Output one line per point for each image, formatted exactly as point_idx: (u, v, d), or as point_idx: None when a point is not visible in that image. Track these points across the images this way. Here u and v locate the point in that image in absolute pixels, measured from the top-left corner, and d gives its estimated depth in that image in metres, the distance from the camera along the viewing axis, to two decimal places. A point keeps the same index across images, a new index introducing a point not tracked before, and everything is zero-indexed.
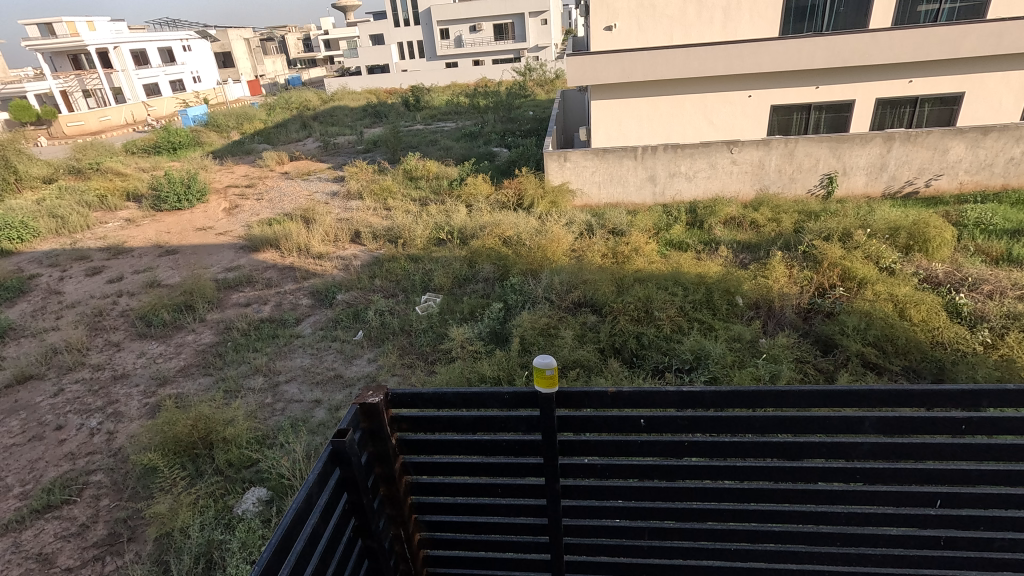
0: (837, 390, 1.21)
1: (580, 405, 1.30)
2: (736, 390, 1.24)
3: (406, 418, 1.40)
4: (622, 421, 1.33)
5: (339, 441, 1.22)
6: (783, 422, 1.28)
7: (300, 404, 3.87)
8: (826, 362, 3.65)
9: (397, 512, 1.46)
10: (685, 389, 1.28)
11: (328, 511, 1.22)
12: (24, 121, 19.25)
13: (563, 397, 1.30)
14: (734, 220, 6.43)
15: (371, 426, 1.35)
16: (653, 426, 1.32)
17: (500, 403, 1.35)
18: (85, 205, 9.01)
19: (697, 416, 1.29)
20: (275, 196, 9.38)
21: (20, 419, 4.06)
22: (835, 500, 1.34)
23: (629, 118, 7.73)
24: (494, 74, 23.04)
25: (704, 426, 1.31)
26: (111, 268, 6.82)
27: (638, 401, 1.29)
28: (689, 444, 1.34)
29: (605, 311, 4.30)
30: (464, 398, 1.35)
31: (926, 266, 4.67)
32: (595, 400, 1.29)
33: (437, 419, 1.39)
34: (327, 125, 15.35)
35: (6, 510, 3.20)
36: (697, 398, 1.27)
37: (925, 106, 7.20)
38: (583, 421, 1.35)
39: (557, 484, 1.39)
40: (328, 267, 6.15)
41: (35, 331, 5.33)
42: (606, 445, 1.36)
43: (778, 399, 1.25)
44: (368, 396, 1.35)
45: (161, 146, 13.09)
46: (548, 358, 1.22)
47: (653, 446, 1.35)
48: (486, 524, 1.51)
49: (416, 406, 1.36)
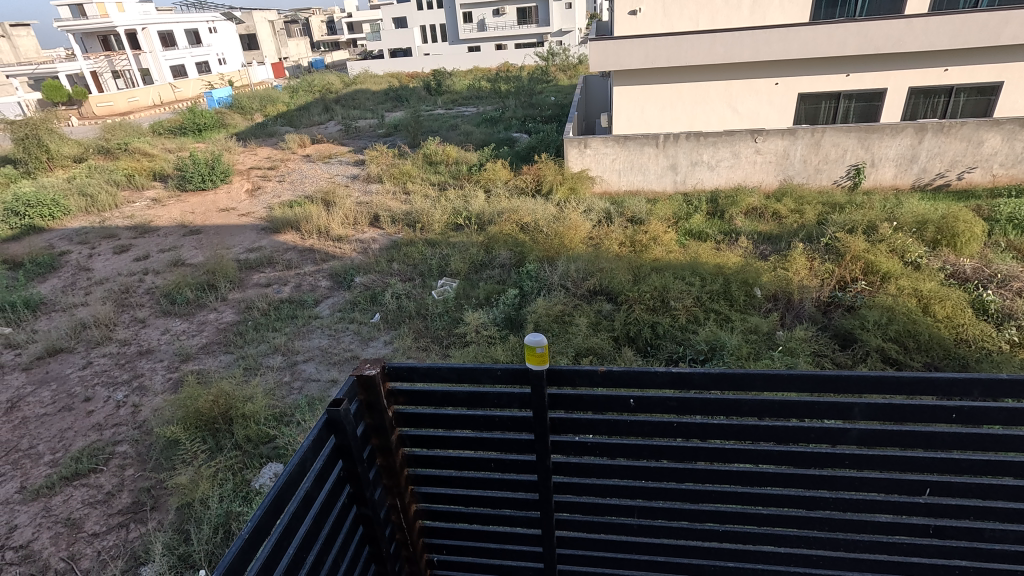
0: (826, 374, 1.20)
1: (569, 383, 1.30)
2: (725, 372, 1.26)
3: (402, 392, 1.42)
4: (611, 400, 1.33)
5: (334, 410, 1.24)
6: (773, 406, 1.27)
7: (317, 383, 3.96)
8: (845, 356, 3.59)
9: (393, 483, 1.49)
10: (676, 369, 1.28)
11: (322, 477, 1.26)
12: (56, 101, 19.76)
13: (554, 373, 1.31)
14: (756, 210, 6.32)
15: (368, 398, 1.38)
16: (642, 406, 1.32)
17: (493, 379, 1.36)
18: (113, 183, 9.24)
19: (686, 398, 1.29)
20: (296, 178, 9.49)
21: (50, 390, 4.22)
22: (823, 484, 1.33)
23: (651, 106, 7.62)
24: (517, 59, 22.88)
25: (692, 409, 1.31)
26: (138, 246, 6.99)
27: (627, 380, 1.30)
28: (679, 425, 1.34)
29: (620, 300, 4.28)
30: (458, 373, 1.37)
31: (954, 261, 4.53)
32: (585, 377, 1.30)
33: (431, 394, 1.42)
34: (349, 108, 15.43)
35: (37, 476, 3.35)
36: (686, 379, 1.27)
37: (960, 96, 6.96)
38: (574, 399, 1.35)
39: (548, 461, 1.41)
40: (347, 250, 6.23)
41: (66, 305, 5.51)
42: (596, 423, 1.37)
43: (768, 382, 1.24)
44: (366, 368, 1.37)
45: (186, 127, 13.32)
46: (539, 336, 1.23)
47: (643, 425, 1.35)
48: (481, 498, 1.53)
49: (412, 380, 1.39)
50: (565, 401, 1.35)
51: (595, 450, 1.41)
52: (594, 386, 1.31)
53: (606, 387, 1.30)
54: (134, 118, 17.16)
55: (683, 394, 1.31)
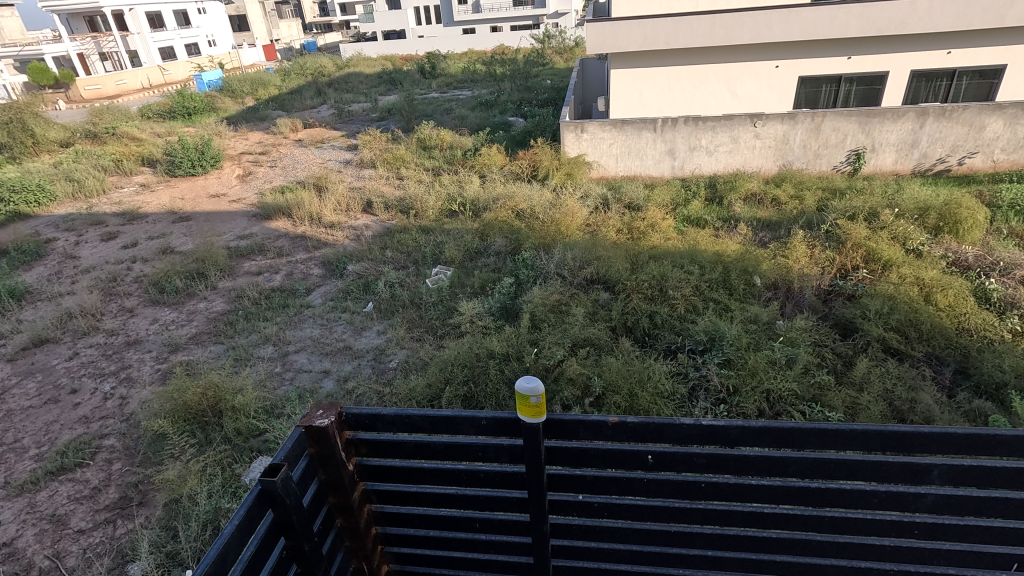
0: (902, 432, 1.15)
1: (574, 436, 1.30)
2: (764, 428, 1.23)
3: (365, 442, 1.43)
4: (629, 456, 1.36)
5: (268, 480, 1.16)
6: (828, 467, 1.24)
7: (309, 374, 3.88)
8: (845, 346, 3.54)
9: (357, 544, 1.49)
10: (706, 426, 1.26)
11: (261, 558, 1.19)
12: (42, 84, 19.33)
13: (555, 425, 1.30)
14: (755, 196, 6.24)
15: (321, 450, 1.36)
16: (661, 461, 1.34)
17: (476, 430, 1.34)
18: (101, 168, 9.05)
19: (716, 454, 1.29)
20: (288, 164, 9.33)
21: (36, 381, 4.13)
22: (883, 552, 1.31)
23: (650, 90, 7.48)
24: (512, 41, 22.55)
25: (725, 466, 1.30)
26: (126, 233, 6.85)
27: (650, 436, 1.29)
28: (708, 485, 1.34)
29: (618, 288, 4.20)
30: (431, 423, 1.36)
31: (956, 249, 4.46)
32: (589, 428, 1.29)
33: (403, 446, 1.42)
34: (342, 92, 15.16)
35: (22, 471, 3.27)
36: (721, 433, 1.26)
37: (962, 79, 6.86)
38: (579, 455, 1.36)
39: (545, 523, 1.42)
40: (340, 237, 6.12)
41: (51, 294, 5.39)
42: (614, 478, 1.40)
43: (822, 441, 1.22)
44: (316, 419, 1.34)
45: (175, 111, 13.06)
46: (534, 386, 1.18)
47: (665, 482, 1.36)
48: (463, 556, 1.56)
49: (376, 429, 1.39)
50: (569, 456, 1.36)
51: (602, 511, 1.43)
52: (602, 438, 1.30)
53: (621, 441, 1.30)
54: (123, 101, 16.84)
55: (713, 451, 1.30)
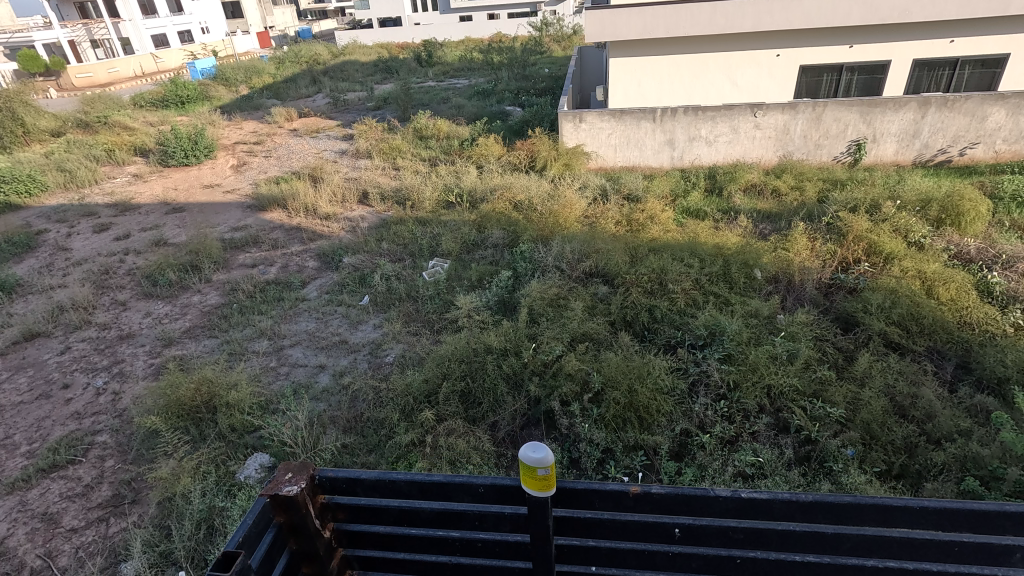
0: (953, 508, 1.17)
1: (587, 503, 1.31)
2: (806, 503, 1.22)
3: (343, 508, 1.40)
4: (653, 529, 1.30)
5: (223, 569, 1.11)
6: (871, 543, 1.23)
7: (304, 369, 3.84)
8: (846, 341, 3.51)
9: None
10: (739, 498, 1.24)
11: None
12: (33, 71, 19.05)
13: (565, 493, 1.31)
14: (755, 187, 6.18)
15: (288, 519, 1.31)
16: (689, 535, 1.29)
17: (472, 497, 1.33)
18: (93, 158, 8.93)
19: (752, 528, 1.26)
20: (283, 153, 9.22)
21: (27, 376, 4.07)
22: None
23: (649, 79, 7.38)
24: (509, 29, 22.32)
25: (760, 540, 1.27)
26: (118, 225, 6.76)
27: (677, 505, 1.27)
28: (742, 561, 1.29)
29: (618, 282, 4.15)
30: (419, 489, 1.34)
31: (958, 242, 4.42)
32: (606, 498, 1.30)
33: (387, 511, 1.39)
34: (337, 80, 14.99)
35: (13, 468, 3.22)
36: (762, 506, 1.24)
37: (964, 69, 6.79)
38: (592, 525, 1.33)
39: None
40: (335, 229, 6.04)
41: (43, 287, 5.31)
42: (632, 552, 1.33)
43: (880, 516, 1.21)
44: (282, 489, 1.28)
45: (169, 99, 12.88)
46: (544, 456, 1.11)
47: (693, 558, 1.31)
48: None
49: (354, 493, 1.37)
50: (586, 525, 1.33)
51: None
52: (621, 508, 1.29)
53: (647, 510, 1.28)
54: (115, 89, 16.63)
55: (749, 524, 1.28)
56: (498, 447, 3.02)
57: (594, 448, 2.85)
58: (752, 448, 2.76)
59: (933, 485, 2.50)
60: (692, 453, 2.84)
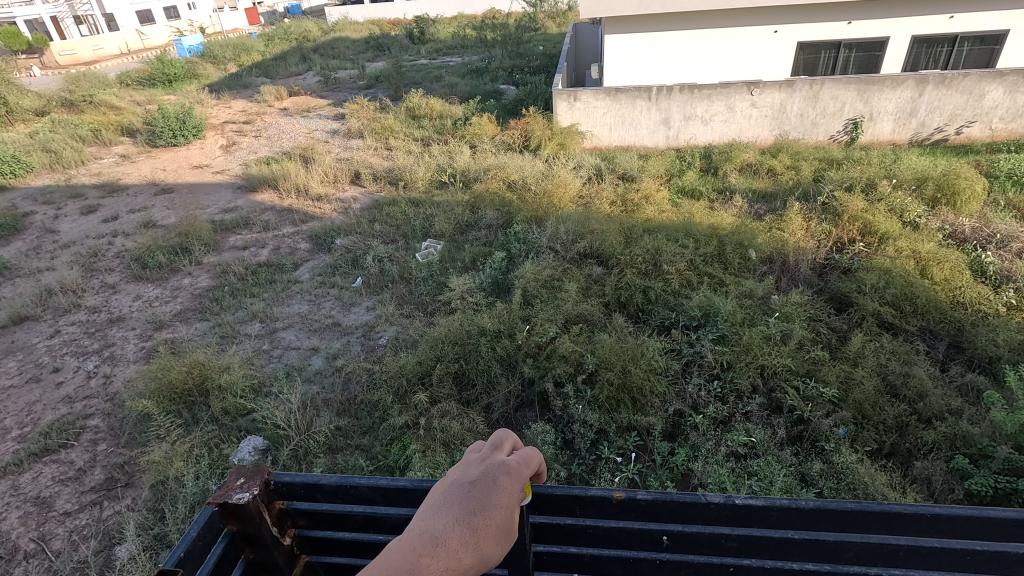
0: (962, 516, 1.17)
1: (572, 511, 1.29)
2: (807, 511, 1.21)
3: (304, 514, 1.32)
4: (642, 535, 1.30)
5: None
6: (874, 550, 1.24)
7: (297, 352, 3.81)
8: (840, 321, 3.52)
9: None
10: (734, 507, 1.24)
11: None
12: (16, 50, 18.61)
13: (548, 501, 1.27)
14: (750, 166, 6.13)
15: (241, 526, 1.24)
16: (677, 542, 1.31)
17: None
18: (79, 139, 8.76)
19: (747, 536, 1.27)
20: (273, 133, 9.07)
21: (17, 360, 4.03)
22: None
23: (645, 57, 7.27)
24: (503, 5, 21.96)
25: (753, 545, 1.28)
26: (106, 206, 6.65)
27: (668, 511, 1.27)
28: (735, 567, 1.31)
29: (612, 263, 4.13)
30: (384, 495, 1.27)
31: (953, 221, 4.41)
32: (588, 506, 1.27)
33: (351, 517, 1.31)
34: (328, 58, 14.72)
35: (5, 452, 3.20)
36: (759, 514, 1.24)
37: (963, 45, 6.72)
38: (575, 531, 1.32)
39: None
40: (327, 210, 5.97)
41: (31, 270, 5.24)
42: (617, 559, 1.33)
43: (886, 524, 1.21)
44: (233, 495, 1.21)
45: (156, 78, 12.62)
46: None
47: (683, 564, 1.32)
48: None
49: (313, 499, 1.29)
50: (572, 531, 1.31)
51: None
52: (607, 513, 1.28)
53: (635, 516, 1.28)
54: (102, 68, 16.31)
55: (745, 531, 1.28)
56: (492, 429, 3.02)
57: (587, 429, 2.85)
58: (745, 428, 2.77)
59: (923, 463, 2.54)
60: (685, 434, 2.85)
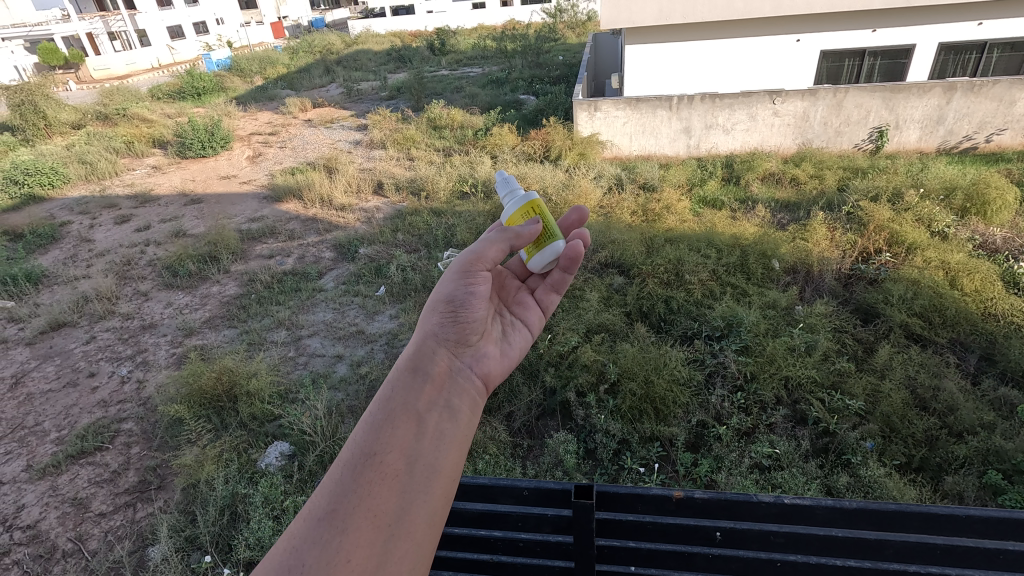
0: (994, 516, 1.29)
1: (631, 507, 1.43)
2: (851, 508, 1.34)
3: None
4: (695, 531, 1.41)
5: None
6: (916, 550, 1.32)
7: (322, 359, 3.89)
8: (866, 332, 3.47)
9: None
10: (783, 505, 1.38)
11: None
12: (52, 65, 19.37)
13: (611, 497, 1.44)
14: (773, 176, 6.08)
15: None
16: (729, 538, 1.41)
17: (518, 498, 1.51)
18: (113, 151, 9.06)
19: (796, 534, 1.36)
20: (298, 144, 9.28)
21: (55, 365, 4.18)
22: None
23: (664, 67, 7.28)
24: (523, 16, 22.30)
25: (800, 543, 1.37)
26: (139, 216, 6.87)
27: (718, 508, 1.41)
28: (782, 563, 1.38)
29: (633, 273, 4.13)
30: (467, 489, 1.53)
31: (983, 231, 4.32)
32: (649, 502, 1.43)
33: None
34: (351, 70, 15.00)
35: (44, 454, 3.32)
36: (804, 512, 1.37)
37: (993, 52, 6.62)
38: (633, 527, 1.44)
39: None
40: (351, 220, 6.08)
41: (67, 278, 5.43)
42: (672, 553, 1.43)
43: (924, 523, 1.32)
44: None
45: (185, 92, 12.99)
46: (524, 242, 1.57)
47: (734, 560, 1.41)
48: None
49: None
50: (628, 526, 1.44)
51: None
52: (665, 511, 1.42)
53: (689, 511, 1.42)
54: (134, 82, 16.87)
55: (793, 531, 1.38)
56: (514, 437, 3.00)
57: (610, 439, 2.84)
58: (769, 440, 2.75)
59: (954, 479, 2.48)
60: (708, 445, 2.82)
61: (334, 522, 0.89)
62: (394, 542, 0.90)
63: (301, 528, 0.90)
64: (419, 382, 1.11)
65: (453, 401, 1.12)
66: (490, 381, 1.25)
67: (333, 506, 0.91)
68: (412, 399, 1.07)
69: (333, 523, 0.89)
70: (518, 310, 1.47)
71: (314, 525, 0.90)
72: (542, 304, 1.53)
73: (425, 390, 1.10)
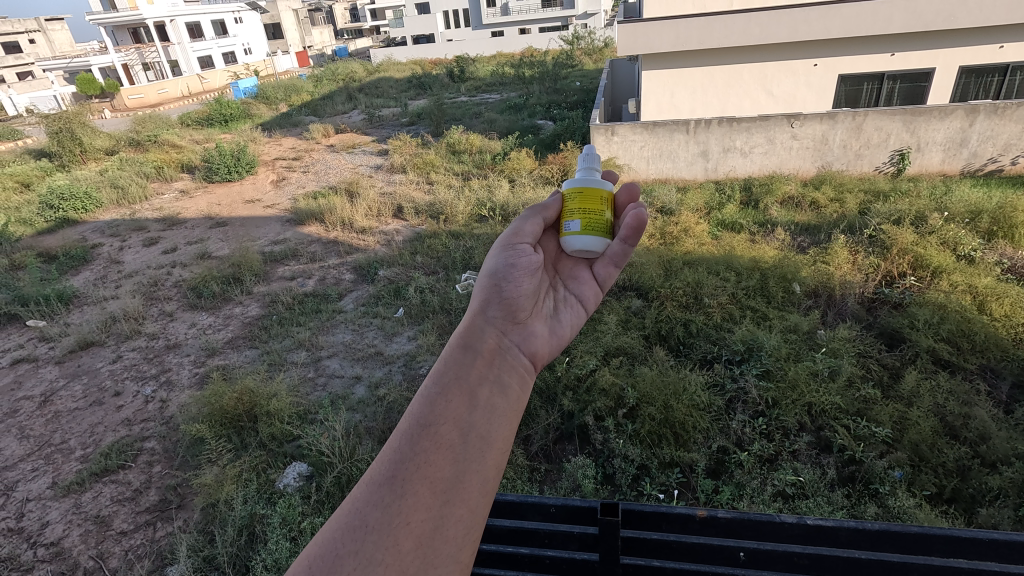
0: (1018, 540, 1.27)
1: (655, 525, 1.44)
2: (870, 528, 1.35)
3: None
4: (720, 550, 1.40)
5: None
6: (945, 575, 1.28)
7: (341, 380, 3.92)
8: (891, 357, 3.40)
9: None
10: (806, 525, 1.37)
11: None
12: (90, 94, 20.24)
13: (635, 514, 1.45)
14: (792, 199, 6.05)
15: None
16: (754, 560, 1.38)
17: (546, 515, 1.52)
18: (143, 175, 9.37)
19: (820, 555, 1.35)
20: (320, 169, 9.51)
21: (82, 384, 4.27)
22: None
23: (681, 91, 7.35)
24: (540, 44, 22.84)
25: (824, 566, 1.35)
26: (166, 239, 7.06)
27: (741, 526, 1.41)
28: None
29: (651, 296, 4.11)
30: (498, 506, 1.57)
31: (1012, 255, 4.24)
32: (674, 521, 1.44)
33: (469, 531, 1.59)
34: (373, 97, 15.39)
35: (69, 471, 3.38)
36: (828, 533, 1.36)
37: (1016, 75, 6.57)
38: (658, 545, 1.44)
39: None
40: (371, 243, 6.18)
41: (97, 298, 5.58)
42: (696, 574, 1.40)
43: (949, 547, 1.30)
44: None
45: (213, 118, 13.42)
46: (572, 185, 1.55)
47: None
48: None
49: None
50: (652, 542, 1.44)
51: None
52: (689, 529, 1.42)
53: (713, 531, 1.42)
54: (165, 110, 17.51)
55: (819, 554, 1.36)
56: (532, 461, 2.96)
57: (628, 464, 2.79)
58: (792, 467, 2.68)
59: (988, 511, 2.38)
60: (729, 471, 2.76)
61: (393, 487, 0.90)
62: (450, 507, 0.90)
63: (363, 492, 0.91)
64: (470, 357, 1.11)
65: (503, 377, 1.12)
66: (539, 356, 1.23)
67: (393, 472, 0.92)
68: (465, 373, 1.08)
69: (393, 487, 0.90)
70: (569, 282, 1.43)
71: (375, 488, 0.91)
72: (595, 274, 1.46)
73: (476, 364, 1.10)
